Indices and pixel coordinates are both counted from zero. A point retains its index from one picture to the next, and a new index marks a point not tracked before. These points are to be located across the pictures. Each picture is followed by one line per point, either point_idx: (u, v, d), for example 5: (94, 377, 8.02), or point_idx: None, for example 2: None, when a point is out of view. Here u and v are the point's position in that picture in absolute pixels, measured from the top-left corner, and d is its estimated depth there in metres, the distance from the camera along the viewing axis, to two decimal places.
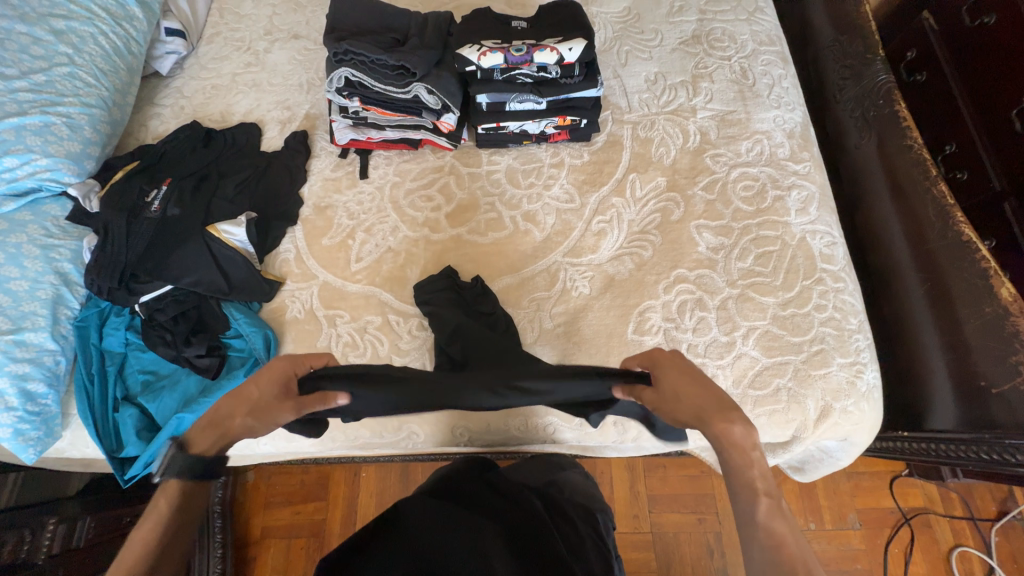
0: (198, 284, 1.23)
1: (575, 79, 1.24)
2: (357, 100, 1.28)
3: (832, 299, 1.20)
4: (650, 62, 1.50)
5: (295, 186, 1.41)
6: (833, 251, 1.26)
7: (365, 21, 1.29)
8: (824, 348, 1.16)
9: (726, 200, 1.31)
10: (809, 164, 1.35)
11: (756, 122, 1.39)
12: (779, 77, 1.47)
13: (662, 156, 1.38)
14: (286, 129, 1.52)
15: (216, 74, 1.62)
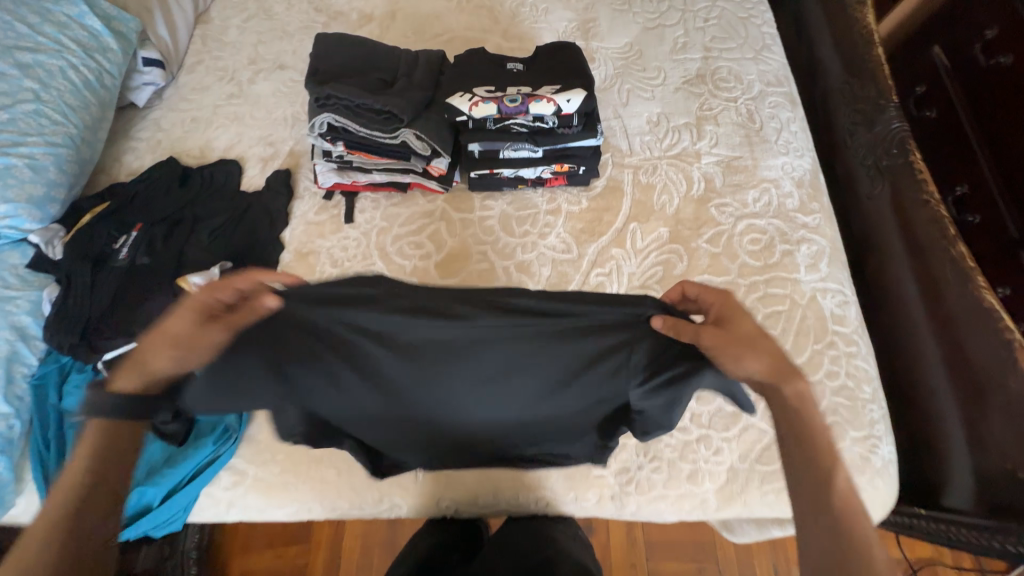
0: None
1: (573, 128, 1.17)
2: (341, 145, 1.21)
3: (845, 366, 1.13)
4: (653, 102, 1.44)
5: (275, 231, 1.33)
6: (845, 311, 1.19)
7: (351, 61, 1.21)
8: (837, 421, 1.08)
9: (732, 254, 1.24)
10: (819, 216, 1.28)
11: (763, 170, 1.32)
12: (786, 120, 1.40)
13: (665, 205, 1.31)
14: (268, 168, 1.44)
15: (197, 106, 1.55)
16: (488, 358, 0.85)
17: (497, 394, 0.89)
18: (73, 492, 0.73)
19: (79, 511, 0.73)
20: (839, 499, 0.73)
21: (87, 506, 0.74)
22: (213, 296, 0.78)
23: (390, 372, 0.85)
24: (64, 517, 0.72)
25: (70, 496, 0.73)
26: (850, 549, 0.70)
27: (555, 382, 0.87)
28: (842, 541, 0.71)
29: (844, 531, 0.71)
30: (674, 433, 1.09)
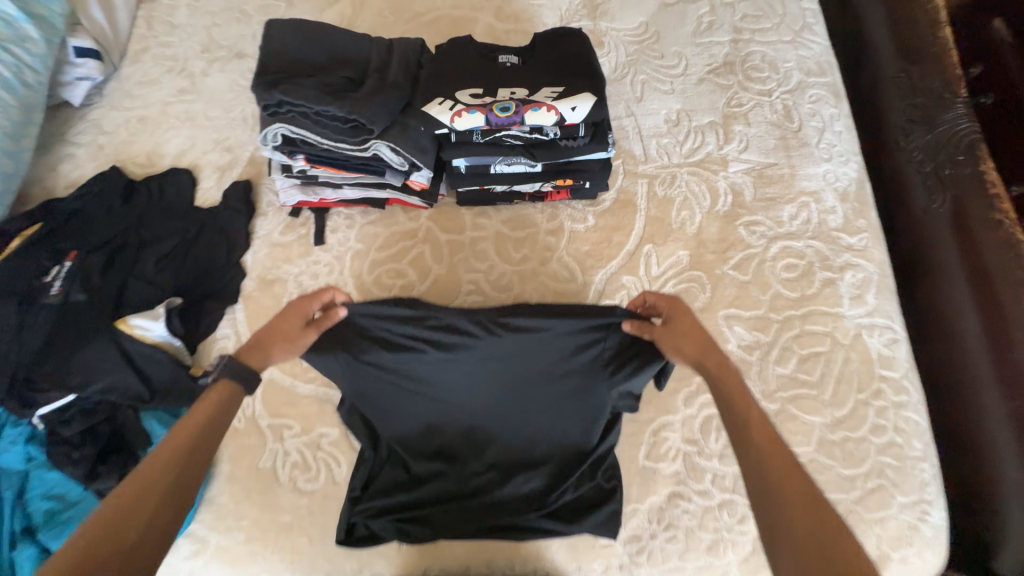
0: (110, 391, 0.99)
1: (579, 140, 0.96)
2: (302, 159, 1.02)
3: (892, 418, 0.97)
4: (672, 97, 1.23)
5: (235, 255, 1.16)
6: (894, 352, 1.01)
7: (310, 55, 1.00)
8: (882, 484, 0.93)
9: (764, 283, 1.06)
10: (866, 236, 1.10)
11: (801, 180, 1.13)
12: (829, 118, 1.19)
13: (685, 222, 1.12)
14: (225, 178, 1.25)
15: (143, 103, 1.34)
16: (492, 377, 0.93)
17: (502, 412, 0.93)
18: (190, 445, 0.71)
19: (195, 465, 0.70)
20: (762, 441, 0.69)
21: (202, 462, 0.71)
22: (306, 306, 0.92)
23: (408, 394, 0.93)
24: (180, 472, 0.68)
25: (185, 452, 0.70)
26: (788, 493, 0.64)
27: (553, 393, 0.92)
28: (772, 483, 0.65)
29: (775, 473, 0.66)
30: (694, 497, 0.95)
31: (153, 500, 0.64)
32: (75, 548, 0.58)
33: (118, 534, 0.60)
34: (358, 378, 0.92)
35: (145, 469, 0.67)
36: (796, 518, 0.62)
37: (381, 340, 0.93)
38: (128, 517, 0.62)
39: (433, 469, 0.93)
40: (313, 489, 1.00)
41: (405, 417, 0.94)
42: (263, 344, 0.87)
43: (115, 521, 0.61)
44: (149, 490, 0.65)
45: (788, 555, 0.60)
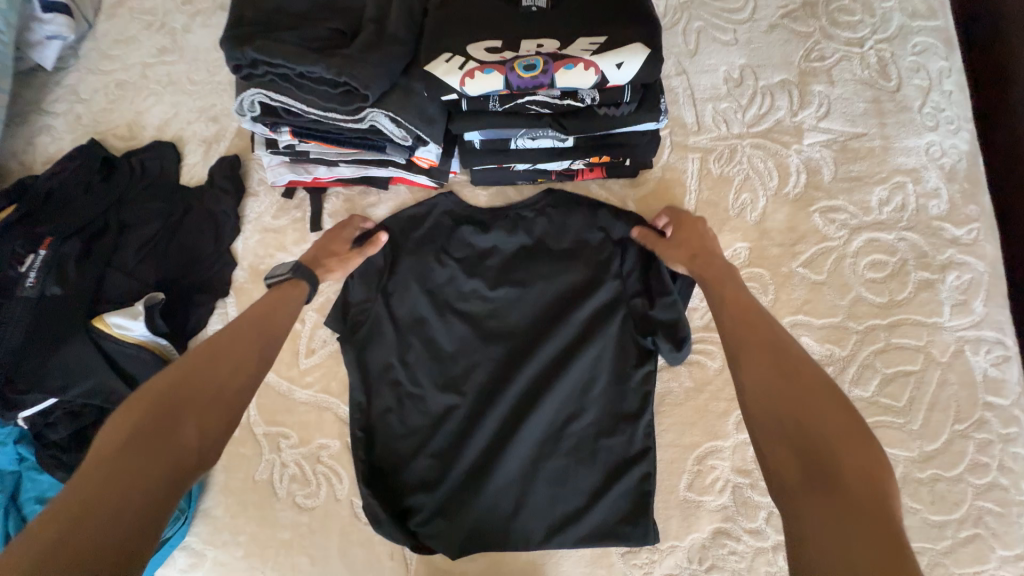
0: (92, 395, 0.91)
1: (623, 108, 0.77)
2: (288, 132, 0.86)
3: (998, 456, 0.79)
4: (734, 49, 1.00)
5: (223, 242, 1.03)
6: (1004, 373, 0.82)
7: (291, 3, 0.82)
8: (978, 534, 0.78)
9: (841, 285, 0.87)
10: (978, 226, 0.88)
11: (897, 155, 0.92)
12: (938, 73, 0.95)
13: (745, 208, 0.93)
14: (212, 153, 1.11)
15: (121, 65, 1.19)
16: (509, 298, 0.92)
17: (518, 337, 0.91)
18: (261, 322, 0.76)
19: (264, 338, 0.74)
20: (737, 314, 0.68)
21: (272, 336, 0.76)
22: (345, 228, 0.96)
23: (423, 316, 0.92)
24: (254, 341, 0.73)
25: (257, 326, 0.75)
26: (761, 354, 0.62)
27: (573, 313, 0.89)
28: (746, 347, 0.63)
29: (749, 338, 0.64)
30: (744, 537, 0.83)
31: (230, 359, 0.69)
32: (155, 391, 0.62)
33: (198, 384, 0.65)
34: (379, 300, 0.93)
35: (219, 336, 0.71)
36: (770, 375, 0.60)
37: (403, 255, 0.94)
38: (206, 370, 0.66)
39: (434, 414, 0.89)
40: (312, 506, 0.91)
41: (417, 342, 0.91)
42: (321, 250, 0.92)
43: (196, 372, 0.65)
44: (225, 353, 0.69)
45: (765, 414, 0.58)
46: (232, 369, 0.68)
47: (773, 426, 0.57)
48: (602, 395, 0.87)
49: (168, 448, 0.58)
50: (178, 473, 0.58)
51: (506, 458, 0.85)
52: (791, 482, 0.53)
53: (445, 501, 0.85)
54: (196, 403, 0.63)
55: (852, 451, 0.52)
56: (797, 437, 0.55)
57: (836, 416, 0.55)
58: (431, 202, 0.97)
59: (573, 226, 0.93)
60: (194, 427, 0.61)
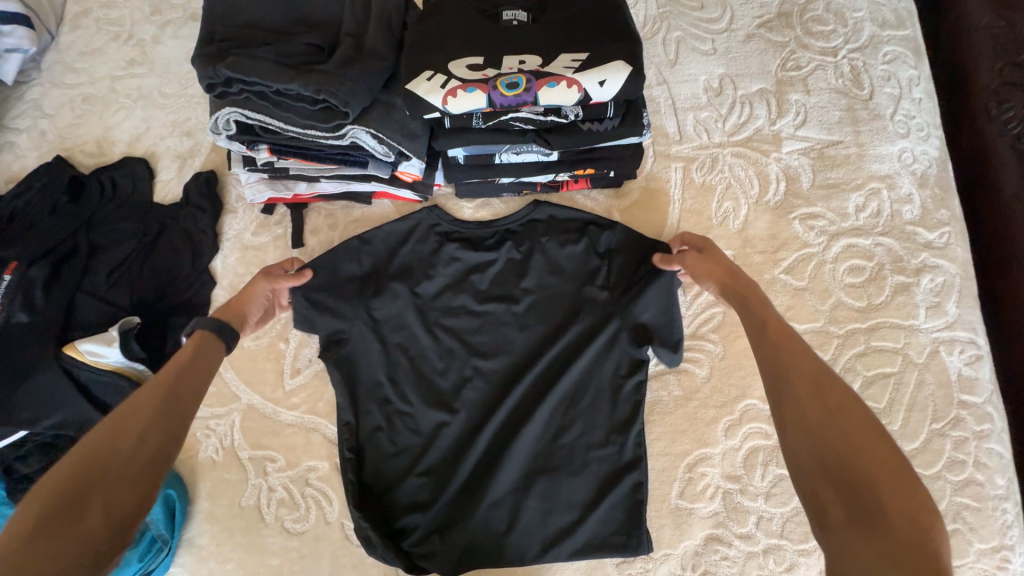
0: (65, 426, 0.87)
1: (606, 122, 0.77)
2: (266, 150, 0.84)
3: (973, 452, 0.82)
4: (712, 59, 1.01)
5: (200, 261, 1.00)
6: (977, 372, 0.85)
7: (268, 19, 0.80)
8: (956, 529, 0.80)
9: (822, 290, 0.89)
10: (949, 230, 0.91)
11: (871, 161, 0.94)
12: (908, 80, 0.98)
13: (727, 216, 0.94)
14: (187, 169, 1.07)
15: (87, 79, 1.15)
16: (499, 313, 0.91)
17: (509, 352, 0.90)
18: (176, 378, 0.67)
19: (183, 397, 0.66)
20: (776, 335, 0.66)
21: (190, 393, 0.67)
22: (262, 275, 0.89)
23: (411, 334, 0.91)
24: (170, 400, 0.65)
25: (173, 383, 0.66)
26: (800, 380, 0.60)
27: (562, 325, 0.90)
28: (785, 370, 0.62)
29: (788, 363, 0.62)
30: (735, 542, 0.84)
31: (139, 427, 0.60)
32: (53, 480, 0.54)
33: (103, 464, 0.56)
34: (364, 317, 0.92)
35: (130, 401, 0.63)
36: (810, 403, 0.58)
37: (392, 274, 0.94)
38: (111, 444, 0.58)
39: (424, 432, 0.88)
40: (302, 530, 0.89)
41: (405, 360, 0.90)
42: (235, 307, 0.83)
43: (100, 450, 0.57)
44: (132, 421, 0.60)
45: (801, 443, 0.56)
46: (142, 437, 0.59)
47: (817, 459, 0.55)
48: (592, 406, 0.87)
49: (68, 544, 0.51)
50: (84, 569, 0.51)
51: (500, 471, 0.85)
52: (827, 511, 0.52)
53: (440, 518, 0.84)
54: (102, 487, 0.55)
55: (892, 486, 0.51)
56: (836, 467, 0.53)
57: (876, 450, 0.53)
58: (416, 217, 0.96)
59: (561, 239, 0.93)
60: (98, 514, 0.53)
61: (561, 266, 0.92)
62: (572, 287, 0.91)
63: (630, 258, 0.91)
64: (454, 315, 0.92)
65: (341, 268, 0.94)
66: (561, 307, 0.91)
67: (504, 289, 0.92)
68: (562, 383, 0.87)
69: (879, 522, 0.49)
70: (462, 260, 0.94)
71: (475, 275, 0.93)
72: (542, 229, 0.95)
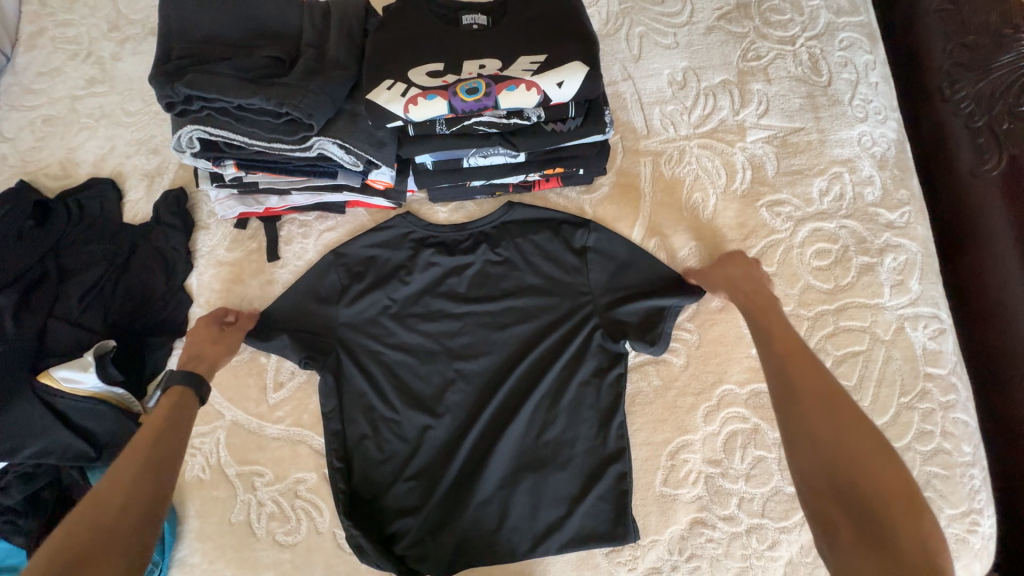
0: (45, 455, 0.86)
1: (568, 122, 0.78)
2: (233, 165, 0.84)
3: (940, 423, 0.85)
4: (675, 52, 1.03)
5: (175, 280, 0.99)
6: (941, 345, 0.88)
7: (225, 33, 0.80)
8: (929, 497, 0.83)
9: (791, 275, 0.92)
10: (909, 209, 0.94)
11: (833, 146, 0.97)
12: (865, 65, 1.00)
13: (697, 207, 0.96)
14: (156, 188, 1.06)
15: (47, 99, 1.13)
16: (479, 314, 0.92)
17: (491, 353, 0.91)
18: (156, 440, 0.71)
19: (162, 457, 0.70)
20: (789, 354, 0.71)
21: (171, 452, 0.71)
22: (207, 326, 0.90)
23: (391, 342, 0.92)
24: (152, 464, 0.69)
25: (152, 446, 0.70)
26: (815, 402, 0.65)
27: (542, 323, 0.91)
28: (798, 390, 0.66)
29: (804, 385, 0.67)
30: (719, 524, 0.86)
31: (124, 493, 0.64)
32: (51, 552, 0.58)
33: (90, 536, 0.60)
34: (344, 328, 0.92)
35: (113, 470, 0.67)
36: (816, 418, 0.63)
37: (371, 281, 0.94)
38: (100, 510, 0.62)
39: (410, 439, 0.88)
40: (294, 542, 0.89)
41: (388, 367, 0.91)
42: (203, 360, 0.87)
43: (86, 522, 0.61)
44: (114, 490, 0.64)
45: (808, 454, 0.61)
46: (126, 502, 0.63)
47: (827, 477, 0.59)
48: (575, 400, 0.89)
49: None
50: None
51: (487, 470, 0.86)
52: (836, 527, 0.56)
53: (431, 521, 0.85)
54: (92, 554, 0.58)
55: (900, 509, 0.55)
56: (840, 478, 0.58)
57: (881, 465, 0.58)
58: (390, 224, 0.96)
59: (537, 239, 0.94)
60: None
61: (537, 264, 0.93)
62: (549, 284, 0.93)
63: (606, 255, 0.93)
64: (435, 319, 0.92)
65: (318, 280, 0.94)
66: (540, 306, 0.92)
67: (484, 291, 0.93)
68: (544, 379, 0.89)
69: (886, 539, 0.53)
70: (440, 266, 0.94)
71: (452, 279, 0.94)
72: (518, 230, 0.95)
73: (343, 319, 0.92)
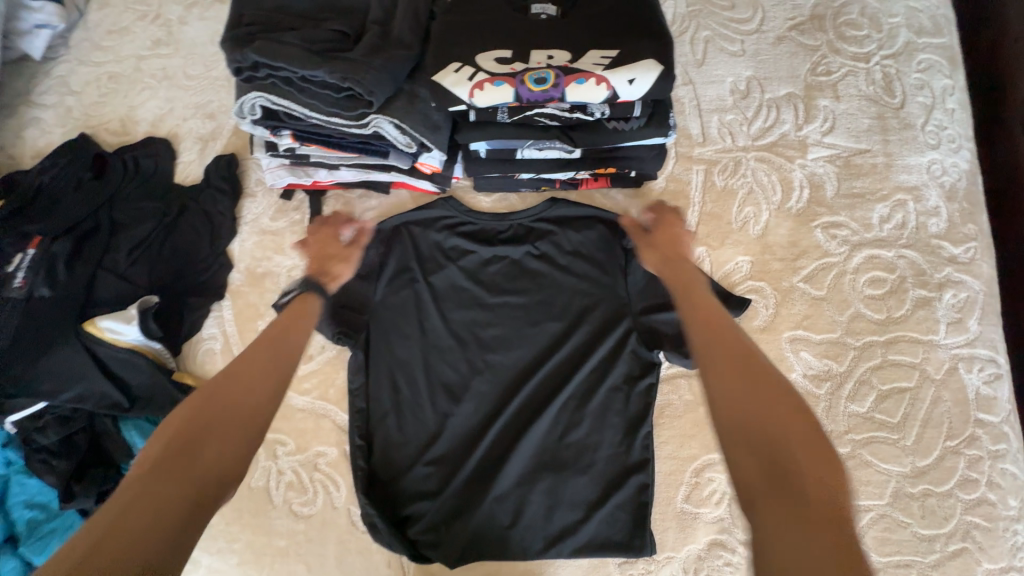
0: (83, 400, 0.89)
1: (632, 122, 0.76)
2: (289, 135, 0.84)
3: (986, 472, 0.81)
4: (741, 60, 0.99)
5: (219, 243, 1.01)
6: (996, 391, 0.84)
7: (295, 4, 0.80)
8: (966, 548, 0.79)
9: (841, 301, 0.88)
10: (975, 245, 0.89)
11: (899, 172, 0.92)
12: (942, 90, 0.96)
13: (748, 221, 0.93)
14: (208, 152, 1.08)
15: (114, 57, 1.16)
16: (513, 307, 0.91)
17: (521, 348, 0.90)
18: (275, 339, 0.74)
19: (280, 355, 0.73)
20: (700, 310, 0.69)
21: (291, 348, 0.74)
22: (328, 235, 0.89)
23: (423, 325, 0.91)
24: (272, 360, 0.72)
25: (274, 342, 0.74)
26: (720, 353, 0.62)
27: (576, 324, 0.90)
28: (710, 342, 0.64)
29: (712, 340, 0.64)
30: (739, 548, 0.84)
31: (249, 379, 0.68)
32: (189, 414, 0.63)
33: (218, 413, 0.64)
34: (378, 308, 0.92)
35: (241, 358, 0.70)
36: (736, 384, 0.58)
37: (411, 262, 0.94)
38: (229, 389, 0.66)
39: (433, 424, 0.88)
40: (310, 513, 0.90)
41: (418, 352, 0.91)
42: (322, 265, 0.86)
43: (218, 396, 0.65)
44: (243, 377, 0.68)
45: (737, 434, 0.56)
46: (251, 388, 0.67)
47: (743, 433, 0.55)
48: (603, 406, 0.87)
49: (188, 473, 0.58)
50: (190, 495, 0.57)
51: (507, 464, 0.85)
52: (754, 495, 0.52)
53: (446, 508, 0.85)
54: (217, 429, 0.63)
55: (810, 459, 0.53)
56: (766, 458, 0.53)
57: (808, 445, 0.54)
58: (432, 208, 0.95)
59: (581, 237, 0.93)
60: (203, 457, 0.60)
61: (577, 262, 0.92)
62: (588, 284, 0.91)
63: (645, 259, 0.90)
64: (469, 307, 0.92)
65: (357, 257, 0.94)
66: (575, 306, 0.91)
67: (522, 282, 0.92)
68: (574, 381, 0.87)
69: (799, 497, 0.50)
70: (479, 252, 0.94)
71: (490, 270, 0.93)
72: (562, 226, 0.94)
73: (378, 299, 0.93)
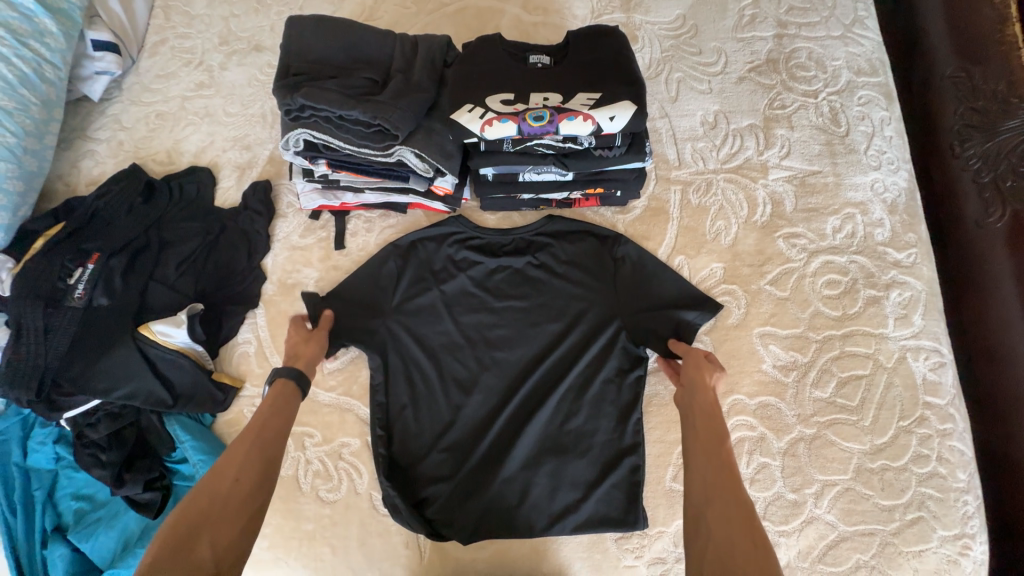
0: (133, 397, 0.99)
1: (614, 150, 0.91)
2: (324, 163, 0.99)
3: (935, 448, 0.92)
4: (709, 97, 1.16)
5: (255, 258, 1.14)
6: (940, 377, 0.96)
7: (333, 56, 0.96)
8: (922, 516, 0.89)
9: (803, 300, 1.01)
10: (916, 251, 1.03)
11: (847, 189, 1.07)
12: (880, 121, 1.12)
13: (720, 233, 1.07)
14: (245, 178, 1.23)
15: (162, 97, 1.32)
16: (516, 310, 1.04)
17: (525, 346, 1.02)
18: (260, 431, 0.84)
19: (266, 441, 0.83)
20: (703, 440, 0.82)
21: (277, 439, 0.85)
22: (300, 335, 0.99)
23: (437, 328, 1.03)
24: (256, 449, 0.82)
25: (258, 431, 0.84)
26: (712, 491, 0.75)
27: (573, 324, 1.02)
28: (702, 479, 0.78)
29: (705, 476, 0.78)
30: None
31: (236, 468, 0.79)
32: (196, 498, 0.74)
33: (211, 500, 0.74)
34: (398, 310, 1.04)
35: (229, 452, 0.81)
36: (713, 513, 0.72)
37: (426, 273, 1.07)
38: (217, 475, 0.77)
39: (447, 415, 0.99)
40: (334, 499, 0.99)
41: (433, 351, 1.02)
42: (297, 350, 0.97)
43: (208, 484, 0.75)
44: (229, 467, 0.78)
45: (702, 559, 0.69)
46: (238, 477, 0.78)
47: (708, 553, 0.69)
48: (598, 396, 0.98)
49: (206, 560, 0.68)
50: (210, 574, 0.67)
51: (514, 448, 0.96)
52: None
53: (459, 490, 0.95)
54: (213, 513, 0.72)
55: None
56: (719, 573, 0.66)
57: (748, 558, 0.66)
58: (445, 225, 1.09)
59: (575, 248, 1.06)
60: (208, 541, 0.70)
61: (572, 270, 1.05)
62: (582, 290, 1.04)
63: (633, 267, 1.04)
64: (477, 311, 1.04)
65: (378, 268, 1.07)
66: (570, 309, 1.03)
67: (524, 288, 1.05)
68: (572, 373, 0.99)
69: None
70: (487, 263, 1.07)
71: (496, 278, 1.06)
72: (558, 239, 1.08)
73: (397, 304, 1.05)
